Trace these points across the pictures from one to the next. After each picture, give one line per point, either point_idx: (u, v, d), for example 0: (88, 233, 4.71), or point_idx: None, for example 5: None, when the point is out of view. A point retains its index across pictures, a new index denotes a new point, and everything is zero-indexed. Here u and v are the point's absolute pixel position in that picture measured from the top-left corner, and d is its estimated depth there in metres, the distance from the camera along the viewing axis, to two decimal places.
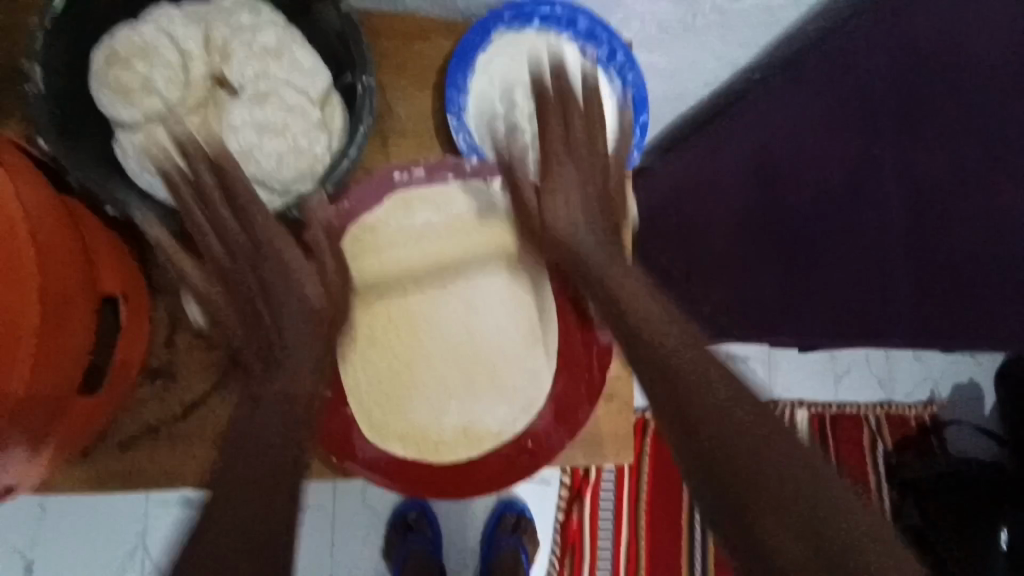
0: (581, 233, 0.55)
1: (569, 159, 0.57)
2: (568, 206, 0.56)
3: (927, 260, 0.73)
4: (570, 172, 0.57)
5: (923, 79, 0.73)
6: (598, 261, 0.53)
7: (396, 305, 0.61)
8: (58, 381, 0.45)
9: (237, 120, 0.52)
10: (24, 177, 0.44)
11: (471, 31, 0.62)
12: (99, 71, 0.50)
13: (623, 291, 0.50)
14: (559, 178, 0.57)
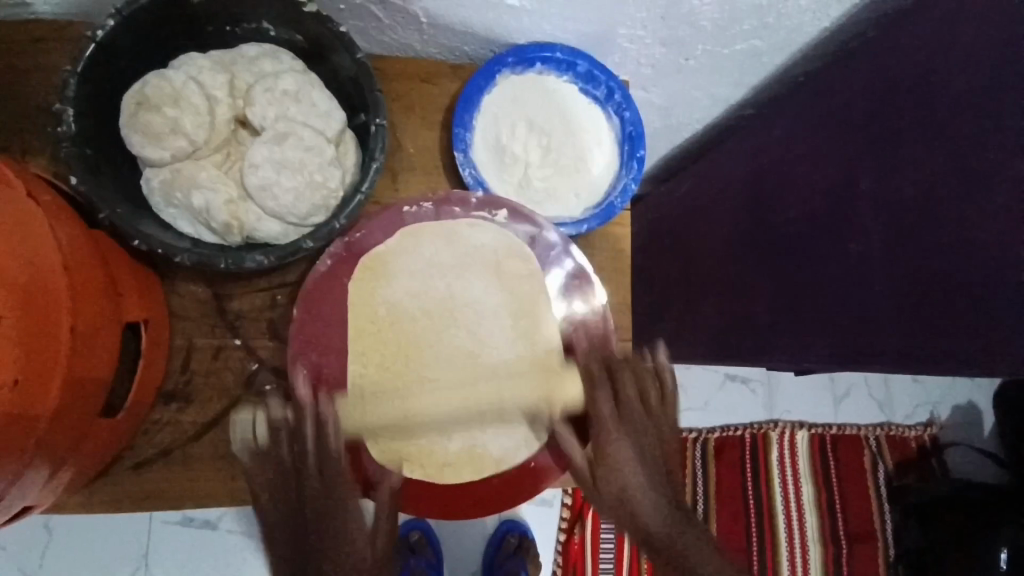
0: (635, 499, 0.53)
1: (618, 433, 0.55)
2: (625, 464, 0.54)
3: (916, 274, 0.64)
4: (621, 439, 0.55)
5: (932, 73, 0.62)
6: (643, 496, 0.53)
7: (403, 332, 0.63)
8: (81, 405, 0.47)
9: (257, 158, 0.56)
10: (57, 213, 0.47)
11: (478, 76, 0.65)
12: (129, 115, 0.53)
13: (668, 536, 0.52)
14: (610, 443, 0.55)
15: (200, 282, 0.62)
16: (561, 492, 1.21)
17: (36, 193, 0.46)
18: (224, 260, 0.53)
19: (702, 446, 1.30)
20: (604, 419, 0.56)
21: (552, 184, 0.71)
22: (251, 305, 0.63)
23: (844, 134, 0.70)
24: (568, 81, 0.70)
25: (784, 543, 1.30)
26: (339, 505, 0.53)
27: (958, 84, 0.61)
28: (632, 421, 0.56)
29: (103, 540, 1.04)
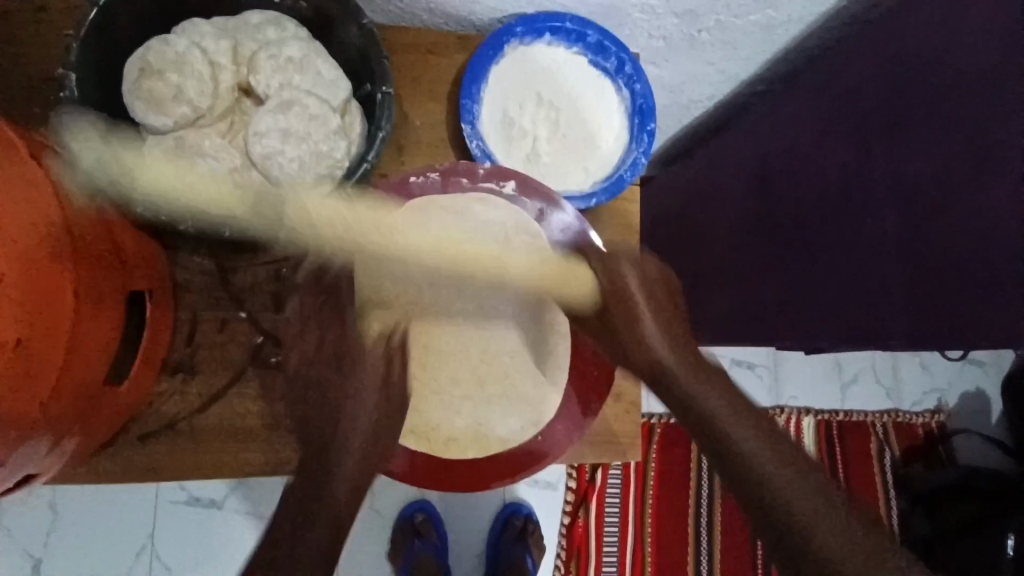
0: (655, 344, 0.54)
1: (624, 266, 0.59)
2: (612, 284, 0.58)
3: (919, 254, 0.61)
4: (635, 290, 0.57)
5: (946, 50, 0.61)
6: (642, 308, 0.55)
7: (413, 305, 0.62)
8: (85, 372, 0.47)
9: (262, 126, 0.55)
10: (62, 178, 0.47)
11: (485, 46, 0.64)
12: (133, 81, 0.53)
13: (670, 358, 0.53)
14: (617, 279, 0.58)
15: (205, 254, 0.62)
16: (565, 475, 1.21)
17: (40, 158, 0.46)
18: (230, 229, 0.53)
19: None
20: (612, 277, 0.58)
21: (561, 159, 0.69)
22: (255, 278, 0.63)
23: (857, 109, 0.69)
24: (577, 53, 0.68)
25: None
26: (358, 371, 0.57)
27: (973, 50, 0.59)
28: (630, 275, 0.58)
29: (110, 518, 1.05)
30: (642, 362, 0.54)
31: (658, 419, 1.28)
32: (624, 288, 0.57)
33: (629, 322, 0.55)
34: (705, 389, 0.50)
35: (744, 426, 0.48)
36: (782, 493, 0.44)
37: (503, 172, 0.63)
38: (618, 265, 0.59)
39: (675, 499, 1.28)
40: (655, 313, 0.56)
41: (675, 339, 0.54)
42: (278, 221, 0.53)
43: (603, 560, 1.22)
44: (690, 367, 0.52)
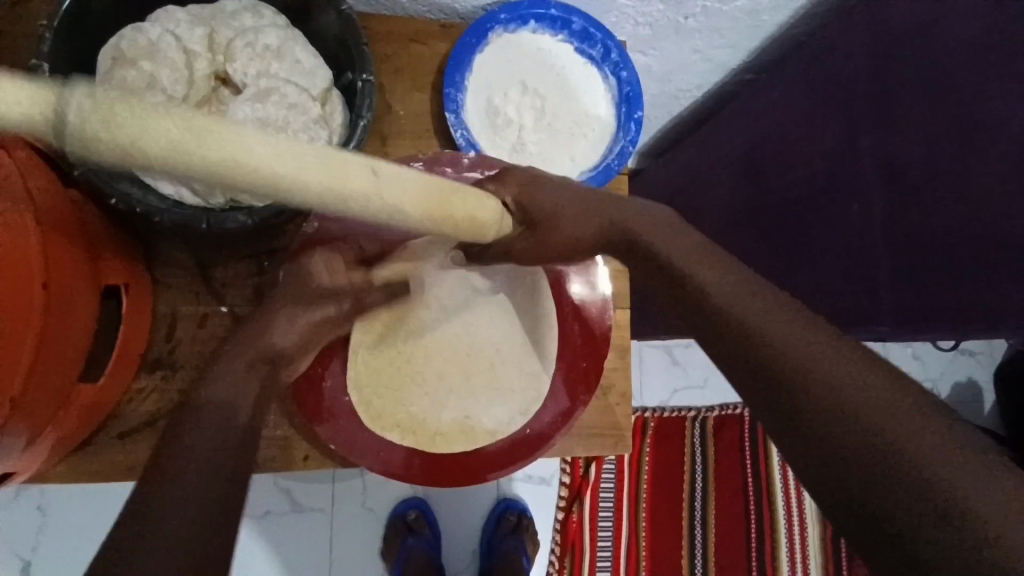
0: (647, 241, 0.47)
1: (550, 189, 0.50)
2: (563, 209, 0.50)
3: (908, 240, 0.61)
4: (566, 204, 0.50)
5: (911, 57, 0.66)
6: (645, 234, 0.48)
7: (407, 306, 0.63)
8: (59, 367, 0.46)
9: (239, 116, 0.53)
10: (31, 169, 0.45)
11: (468, 33, 0.63)
12: (104, 69, 0.51)
13: (700, 273, 0.43)
14: (547, 202, 0.50)
15: (184, 248, 0.61)
16: (559, 471, 1.21)
17: (8, 150, 0.45)
18: (205, 220, 0.51)
19: (701, 424, 1.30)
20: (530, 201, 0.50)
21: (546, 149, 0.68)
22: (235, 272, 0.62)
23: (844, 96, 0.68)
24: (562, 41, 0.68)
25: (783, 519, 1.29)
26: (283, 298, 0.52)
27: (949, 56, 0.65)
28: (570, 197, 0.50)
29: (97, 521, 1.03)
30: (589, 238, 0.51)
31: (652, 412, 1.28)
32: (522, 181, 0.50)
33: (551, 213, 0.50)
34: (695, 265, 0.44)
35: (784, 325, 0.38)
36: (826, 373, 0.36)
37: (487, 161, 0.61)
38: (537, 192, 0.51)
39: (669, 494, 1.27)
40: (562, 186, 0.51)
41: (601, 203, 0.51)
42: (257, 212, 0.52)
43: (598, 555, 1.22)
44: (654, 229, 0.48)
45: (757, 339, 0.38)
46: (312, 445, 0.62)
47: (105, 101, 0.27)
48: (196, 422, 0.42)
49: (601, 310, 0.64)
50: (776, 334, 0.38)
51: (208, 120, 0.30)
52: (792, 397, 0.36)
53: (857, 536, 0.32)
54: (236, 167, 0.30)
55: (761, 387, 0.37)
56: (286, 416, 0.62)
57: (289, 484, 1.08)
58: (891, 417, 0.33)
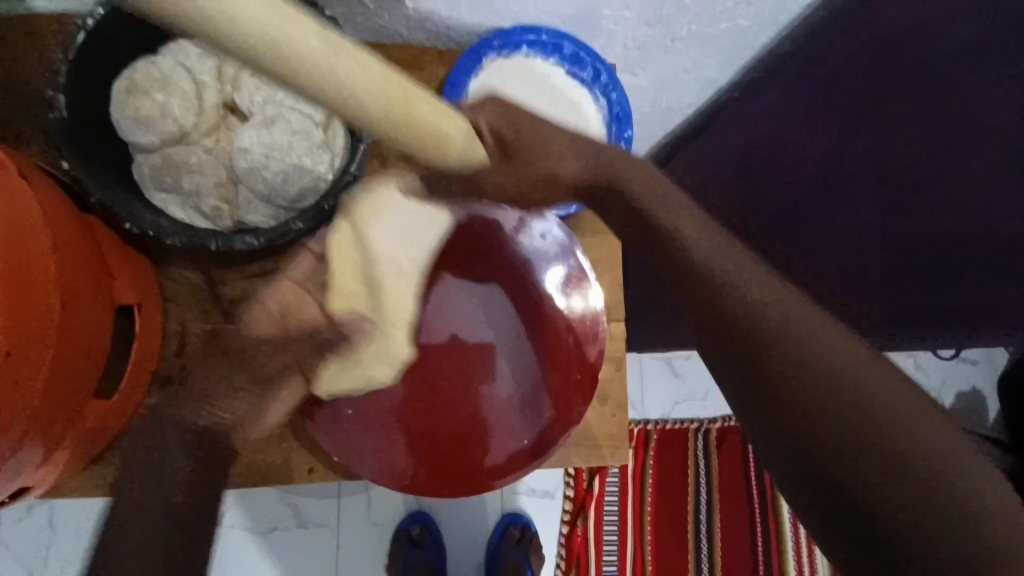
0: (631, 192, 0.47)
1: (545, 139, 0.48)
2: (556, 161, 0.48)
3: None
4: (557, 157, 0.48)
5: (885, 73, 0.68)
6: (635, 189, 0.47)
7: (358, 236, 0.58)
8: (72, 385, 0.48)
9: (246, 142, 0.56)
10: (50, 197, 0.48)
11: (464, 60, 0.67)
12: (119, 101, 0.54)
13: (702, 251, 0.45)
14: (540, 148, 0.47)
15: (194, 268, 0.64)
16: (563, 484, 1.20)
17: (29, 176, 0.48)
18: (214, 242, 0.54)
19: (703, 434, 1.30)
20: (516, 141, 0.46)
21: None
22: (243, 290, 0.64)
23: None
24: (555, 64, 0.70)
25: (788, 531, 1.29)
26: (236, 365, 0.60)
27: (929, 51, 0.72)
28: (562, 146, 0.48)
29: None
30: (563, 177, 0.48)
31: (654, 424, 1.29)
32: (507, 114, 0.47)
33: (528, 144, 0.46)
34: (679, 227, 0.46)
35: (768, 296, 0.43)
36: (802, 350, 0.41)
37: None
38: (528, 132, 0.47)
39: (674, 506, 1.28)
40: (557, 135, 0.48)
41: (578, 142, 0.48)
42: (263, 233, 0.55)
43: (603, 568, 1.22)
44: (642, 184, 0.47)
45: (753, 343, 0.42)
46: (317, 457, 0.64)
47: None
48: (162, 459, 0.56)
49: (592, 322, 0.66)
50: (766, 342, 0.42)
51: None
52: (785, 396, 0.40)
53: (851, 529, 0.38)
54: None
55: (754, 383, 0.42)
56: (292, 429, 0.64)
57: (295, 499, 1.09)
58: (895, 424, 0.38)
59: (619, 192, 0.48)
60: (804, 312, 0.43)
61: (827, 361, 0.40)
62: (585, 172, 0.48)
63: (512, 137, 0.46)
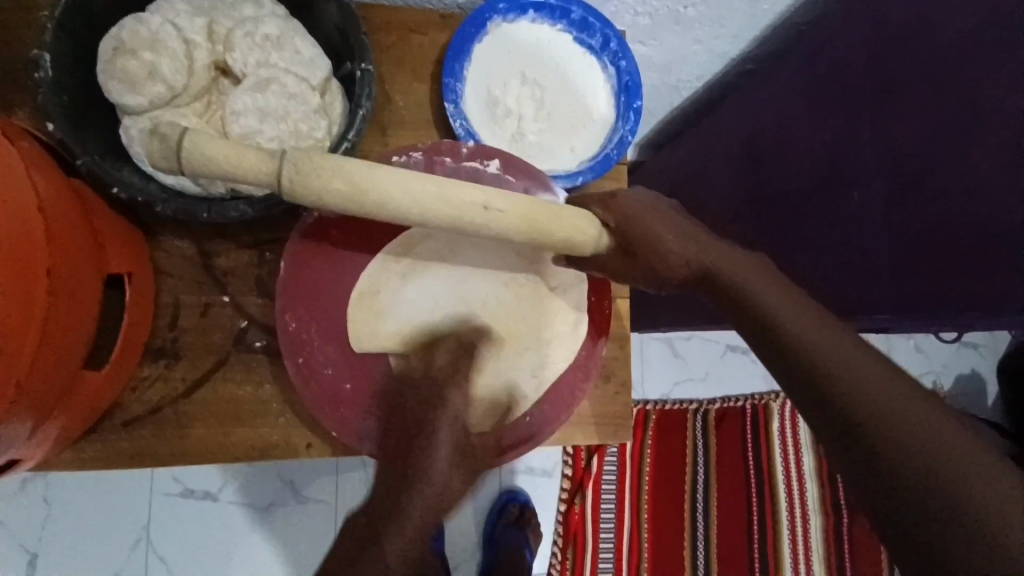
0: (721, 266, 0.55)
1: (655, 221, 0.56)
2: (668, 240, 0.56)
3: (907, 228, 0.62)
4: (660, 230, 0.56)
5: (902, 43, 0.64)
6: (730, 270, 0.54)
7: (415, 246, 0.63)
8: (62, 354, 0.46)
9: (239, 106, 0.54)
10: (35, 159, 0.46)
11: (468, 23, 0.63)
12: (105, 60, 0.52)
13: (732, 274, 0.54)
14: (650, 230, 0.56)
15: (187, 238, 0.62)
16: (560, 463, 1.22)
17: (14, 139, 0.45)
18: (206, 210, 0.52)
19: (701, 416, 1.30)
20: (628, 223, 0.56)
21: (546, 139, 0.69)
22: (237, 261, 0.62)
23: (845, 84, 0.68)
24: (562, 31, 0.68)
25: (784, 514, 1.29)
26: (237, 339, 0.62)
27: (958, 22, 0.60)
28: (670, 228, 0.57)
29: (105, 511, 1.04)
30: (678, 272, 0.56)
31: (654, 405, 1.29)
32: (624, 208, 0.56)
33: (650, 246, 0.55)
34: (763, 290, 0.51)
35: (774, 296, 0.50)
36: (815, 344, 0.46)
37: (486, 150, 0.63)
38: (637, 219, 0.56)
39: (672, 487, 1.28)
40: (662, 222, 0.57)
41: (701, 246, 0.56)
42: (258, 202, 0.53)
43: (599, 547, 1.22)
44: (736, 263, 0.55)
45: (803, 355, 0.45)
46: (316, 432, 0.63)
47: (300, 160, 0.43)
48: (179, 427, 0.60)
49: (603, 307, 0.66)
50: (823, 357, 0.45)
51: (355, 165, 0.44)
52: (819, 392, 0.44)
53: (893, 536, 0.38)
54: (370, 196, 0.44)
55: (808, 395, 0.45)
56: (288, 404, 0.63)
57: (294, 475, 1.10)
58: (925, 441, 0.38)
59: (722, 264, 0.55)
60: (805, 306, 0.49)
61: (877, 370, 0.43)
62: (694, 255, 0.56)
63: (622, 220, 0.56)
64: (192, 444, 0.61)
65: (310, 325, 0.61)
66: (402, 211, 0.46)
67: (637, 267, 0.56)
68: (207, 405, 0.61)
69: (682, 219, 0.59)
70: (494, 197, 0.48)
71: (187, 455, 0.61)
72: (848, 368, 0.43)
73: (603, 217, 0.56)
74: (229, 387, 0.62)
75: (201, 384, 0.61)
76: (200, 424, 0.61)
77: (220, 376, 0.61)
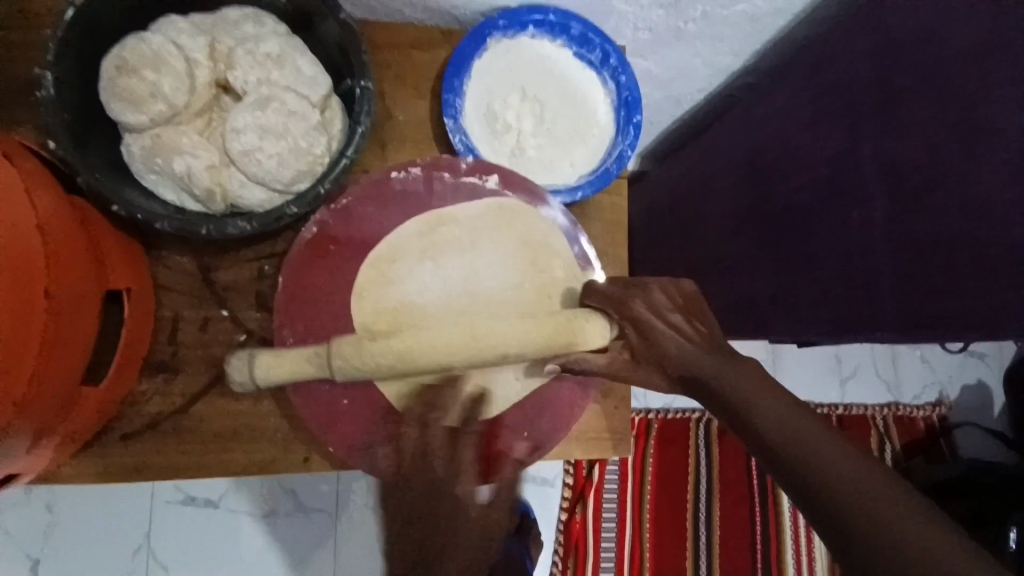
0: (701, 361, 0.51)
1: (663, 326, 0.54)
2: (672, 340, 0.53)
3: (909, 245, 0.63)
4: (670, 335, 0.53)
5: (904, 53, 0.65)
6: (717, 376, 0.49)
7: (438, 228, 0.65)
8: (60, 371, 0.46)
9: (239, 124, 0.54)
10: (36, 177, 0.46)
11: (467, 40, 0.63)
12: (107, 77, 0.52)
13: (713, 373, 0.49)
14: (656, 336, 0.54)
15: (187, 252, 0.62)
16: (562, 472, 1.21)
17: (15, 159, 0.46)
18: (206, 227, 0.52)
19: (703, 426, 1.30)
20: (635, 318, 0.56)
21: (546, 154, 0.69)
22: (238, 276, 0.63)
23: (848, 96, 0.68)
24: (562, 46, 0.68)
25: (786, 524, 1.29)
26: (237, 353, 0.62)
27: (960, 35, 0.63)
28: (681, 330, 0.54)
29: (106, 518, 1.05)
30: (673, 376, 0.53)
31: (656, 415, 1.28)
32: (640, 318, 0.55)
33: (657, 353, 0.54)
34: None
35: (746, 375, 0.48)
36: (753, 404, 0.46)
37: (485, 166, 0.64)
38: (648, 323, 0.55)
39: (673, 497, 1.27)
40: (677, 326, 0.54)
41: (711, 351, 0.51)
42: (257, 218, 0.53)
43: (600, 558, 1.21)
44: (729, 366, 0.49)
45: (759, 423, 0.45)
46: (314, 447, 0.63)
47: (340, 361, 0.53)
48: (176, 441, 0.61)
49: None
50: (771, 416, 0.45)
51: (384, 346, 0.52)
52: (783, 455, 0.43)
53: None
54: (393, 357, 0.52)
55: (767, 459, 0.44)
56: (286, 419, 0.63)
57: (295, 484, 1.10)
58: None
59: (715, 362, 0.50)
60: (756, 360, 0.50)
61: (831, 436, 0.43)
62: (709, 362, 0.50)
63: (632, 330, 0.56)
64: (189, 457, 0.61)
65: (307, 340, 0.60)
66: (421, 357, 0.52)
67: (637, 366, 0.55)
68: (205, 420, 0.61)
69: (712, 325, 0.54)
70: (511, 345, 0.53)
71: (184, 468, 0.61)
72: (810, 434, 0.43)
73: (615, 322, 0.57)
74: (228, 401, 0.62)
75: (200, 399, 0.61)
76: (197, 438, 0.61)
77: (219, 390, 0.62)
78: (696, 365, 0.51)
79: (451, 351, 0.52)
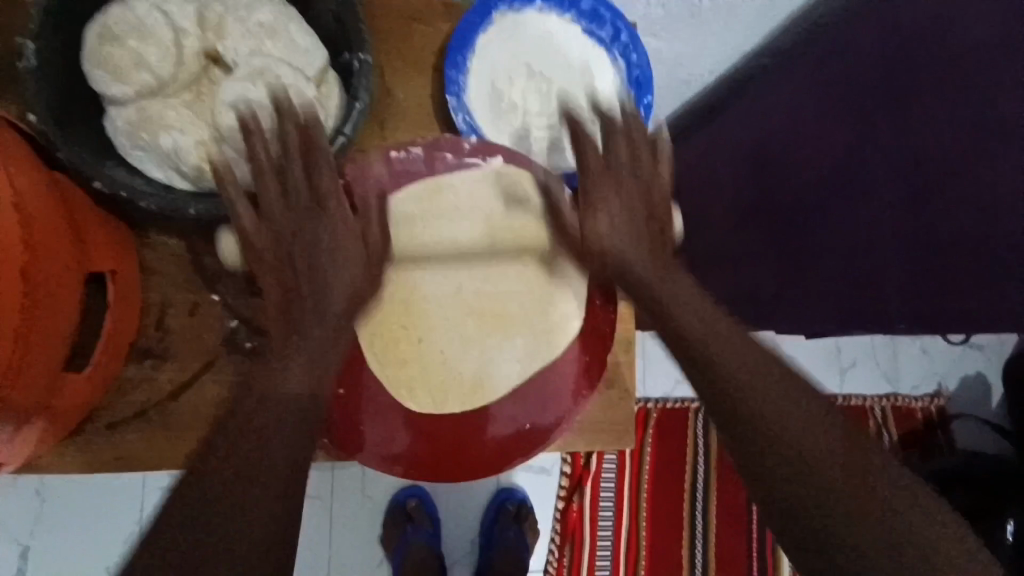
0: (634, 262, 0.48)
1: (616, 191, 0.49)
2: (616, 223, 0.49)
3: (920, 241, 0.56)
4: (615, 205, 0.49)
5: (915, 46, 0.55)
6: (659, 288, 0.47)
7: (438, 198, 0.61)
8: (43, 356, 0.44)
9: (229, 98, 0.51)
10: (14, 152, 0.44)
11: (472, 13, 0.62)
12: (91, 47, 0.50)
13: (633, 250, 0.49)
14: (601, 218, 0.49)
15: (175, 235, 0.60)
16: (559, 461, 1.20)
17: None
18: (194, 206, 0.49)
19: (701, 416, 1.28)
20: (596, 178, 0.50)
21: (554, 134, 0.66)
22: None
23: (852, 76, 0.61)
24: (571, 21, 0.66)
25: None
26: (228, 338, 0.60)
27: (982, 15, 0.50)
28: (635, 190, 0.49)
29: (96, 505, 1.03)
30: (602, 251, 0.50)
31: (654, 405, 1.25)
32: (603, 176, 0.49)
33: (594, 228, 0.49)
34: None
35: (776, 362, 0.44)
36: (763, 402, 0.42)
37: (489, 147, 0.62)
38: (611, 161, 0.50)
39: (670, 486, 1.26)
40: (634, 206, 0.49)
41: (657, 247, 0.49)
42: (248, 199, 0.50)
43: (598, 546, 1.21)
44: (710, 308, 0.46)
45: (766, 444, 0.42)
46: None
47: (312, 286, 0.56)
48: (165, 429, 0.59)
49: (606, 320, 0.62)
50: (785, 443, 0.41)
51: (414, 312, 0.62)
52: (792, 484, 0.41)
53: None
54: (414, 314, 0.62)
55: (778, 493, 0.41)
56: None
57: None
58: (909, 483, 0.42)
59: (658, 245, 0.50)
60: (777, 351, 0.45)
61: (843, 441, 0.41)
62: (648, 255, 0.49)
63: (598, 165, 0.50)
64: (179, 447, 0.59)
65: None
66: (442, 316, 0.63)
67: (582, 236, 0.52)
68: (194, 408, 0.59)
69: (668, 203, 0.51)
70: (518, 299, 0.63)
71: (173, 458, 0.59)
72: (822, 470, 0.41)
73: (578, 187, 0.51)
74: (218, 390, 0.59)
75: (189, 386, 0.59)
76: (186, 427, 0.59)
77: (209, 378, 0.59)
78: (618, 237, 0.49)
79: (467, 312, 0.63)
